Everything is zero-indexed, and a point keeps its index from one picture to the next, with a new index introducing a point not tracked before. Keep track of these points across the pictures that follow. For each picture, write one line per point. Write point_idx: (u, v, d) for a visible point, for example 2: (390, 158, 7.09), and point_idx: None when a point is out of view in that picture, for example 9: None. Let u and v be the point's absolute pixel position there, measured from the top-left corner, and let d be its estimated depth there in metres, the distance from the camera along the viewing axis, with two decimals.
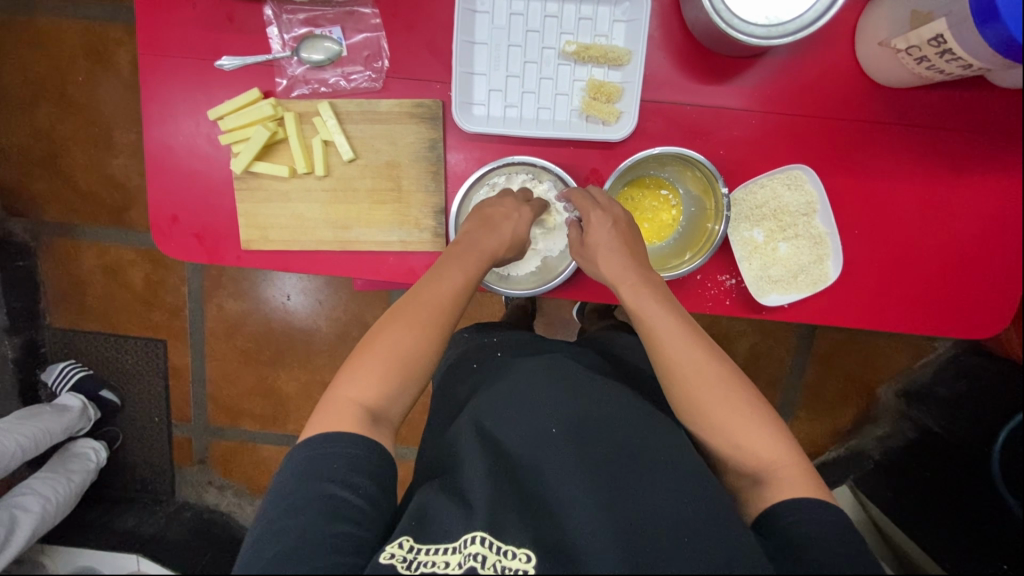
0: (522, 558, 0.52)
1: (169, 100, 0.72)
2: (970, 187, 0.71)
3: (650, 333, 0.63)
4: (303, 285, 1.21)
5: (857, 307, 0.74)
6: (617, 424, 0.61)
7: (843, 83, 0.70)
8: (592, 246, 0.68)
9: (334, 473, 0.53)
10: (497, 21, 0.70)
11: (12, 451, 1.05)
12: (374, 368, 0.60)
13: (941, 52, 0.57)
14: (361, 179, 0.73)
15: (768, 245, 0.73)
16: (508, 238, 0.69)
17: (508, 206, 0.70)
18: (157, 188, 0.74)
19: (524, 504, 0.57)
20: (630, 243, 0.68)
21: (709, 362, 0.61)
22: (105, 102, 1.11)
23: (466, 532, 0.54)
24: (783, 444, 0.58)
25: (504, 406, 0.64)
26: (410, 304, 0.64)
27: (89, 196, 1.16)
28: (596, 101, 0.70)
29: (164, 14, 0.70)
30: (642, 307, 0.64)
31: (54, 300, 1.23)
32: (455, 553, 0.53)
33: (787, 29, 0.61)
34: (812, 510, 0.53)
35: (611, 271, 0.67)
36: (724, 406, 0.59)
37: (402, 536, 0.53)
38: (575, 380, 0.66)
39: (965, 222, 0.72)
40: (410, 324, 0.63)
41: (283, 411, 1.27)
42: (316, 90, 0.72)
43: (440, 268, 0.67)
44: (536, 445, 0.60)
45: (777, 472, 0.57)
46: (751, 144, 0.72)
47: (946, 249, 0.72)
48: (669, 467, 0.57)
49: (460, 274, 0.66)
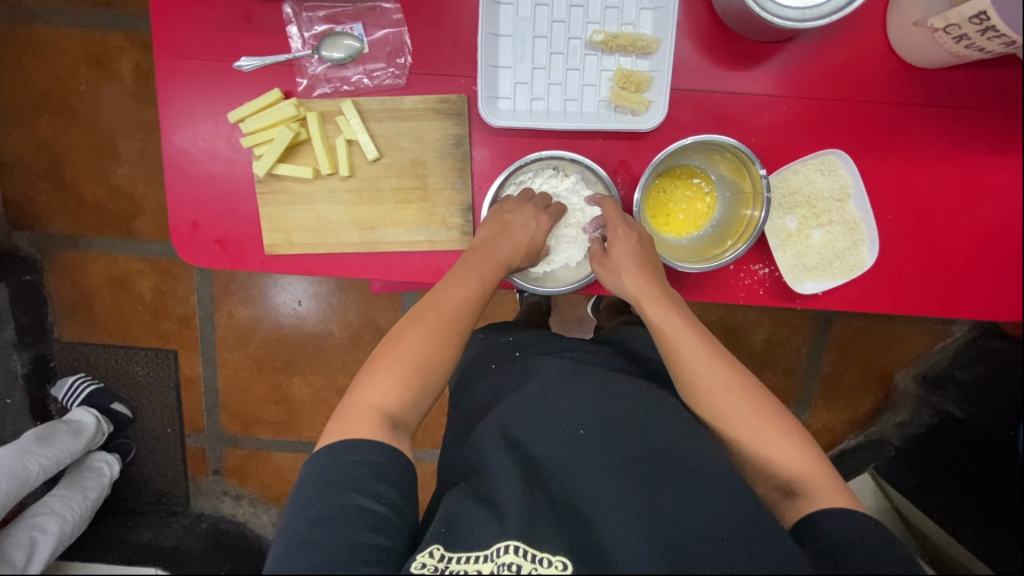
0: (558, 566, 0.50)
1: (187, 105, 0.71)
2: (999, 173, 0.70)
3: (669, 349, 0.63)
4: (314, 290, 1.19)
5: (876, 296, 0.73)
6: (646, 424, 0.58)
7: (875, 64, 0.69)
8: (614, 259, 0.67)
9: (359, 481, 0.51)
10: (522, 12, 0.68)
11: (35, 474, 1.05)
12: (396, 369, 0.60)
13: (982, 30, 0.56)
14: (385, 179, 0.72)
15: (801, 233, 0.72)
16: (524, 243, 0.68)
17: (524, 213, 0.69)
18: (176, 194, 0.72)
19: (559, 511, 0.55)
20: (648, 261, 0.67)
21: (733, 377, 0.61)
22: (108, 111, 1.09)
23: (500, 541, 0.52)
24: (811, 458, 0.57)
25: (529, 408, 0.61)
26: (431, 309, 0.63)
27: (96, 208, 1.14)
28: (625, 91, 0.69)
29: (177, 14, 0.68)
30: (665, 323, 0.64)
31: (61, 313, 1.21)
32: (487, 562, 0.51)
33: (823, 11, 0.60)
34: (847, 519, 0.52)
35: (633, 285, 0.66)
36: (743, 415, 0.59)
37: (432, 544, 0.52)
38: (601, 378, 0.63)
39: (994, 209, 0.71)
40: (424, 331, 0.62)
41: (297, 418, 1.25)
42: (338, 88, 0.71)
43: (460, 271, 0.66)
44: (563, 447, 0.58)
45: (809, 483, 0.56)
46: (784, 130, 0.71)
47: (975, 236, 0.72)
48: (701, 467, 0.54)
49: (477, 279, 0.65)
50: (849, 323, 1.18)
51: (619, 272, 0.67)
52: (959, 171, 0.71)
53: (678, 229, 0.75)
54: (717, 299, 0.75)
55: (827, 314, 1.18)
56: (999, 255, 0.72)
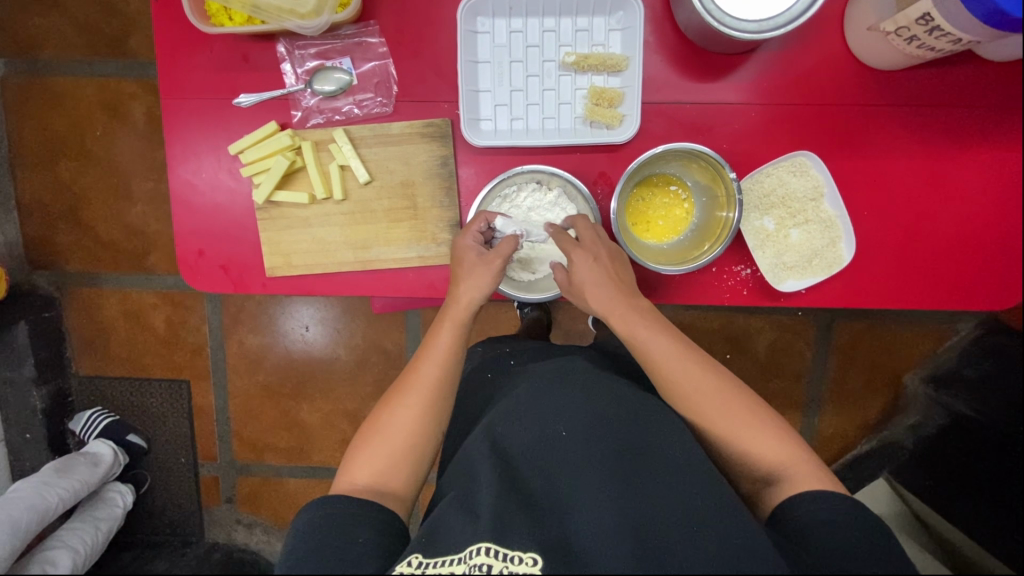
0: (528, 562, 0.52)
1: (192, 141, 0.76)
2: (969, 168, 0.73)
3: (645, 357, 0.66)
4: (320, 316, 1.23)
5: (853, 294, 0.75)
6: (624, 424, 0.61)
7: (837, 69, 0.72)
8: (579, 283, 0.68)
9: (336, 527, 0.56)
10: (499, 40, 0.73)
11: (52, 506, 1.09)
12: (382, 446, 0.65)
13: (929, 30, 0.60)
14: (377, 201, 0.76)
15: (780, 233, 0.75)
16: (476, 281, 0.69)
17: (470, 257, 0.69)
18: (182, 225, 0.77)
19: (530, 510, 0.57)
20: (611, 277, 0.68)
21: (705, 380, 0.64)
22: (122, 154, 1.16)
23: (472, 543, 0.54)
24: (793, 448, 0.62)
25: (513, 413, 0.63)
26: (410, 380, 0.69)
27: (111, 245, 1.20)
28: (599, 107, 0.73)
29: (181, 59, 0.74)
30: (637, 335, 0.66)
31: (79, 348, 1.26)
32: (460, 564, 0.53)
33: (778, 22, 0.63)
34: (821, 503, 0.56)
35: (600, 303, 0.67)
36: (724, 417, 0.63)
37: (411, 554, 0.54)
38: (584, 381, 0.65)
39: (965, 202, 0.73)
40: (410, 403, 0.67)
41: (307, 443, 1.28)
42: (330, 118, 0.76)
43: (435, 328, 0.70)
44: (545, 447, 0.61)
45: (790, 471, 0.60)
46: (754, 135, 0.74)
47: (950, 230, 0.74)
48: (675, 461, 0.58)
49: (444, 336, 0.70)
50: (851, 326, 1.18)
51: (585, 293, 0.68)
52: (928, 167, 0.73)
53: (658, 235, 0.77)
54: (701, 301, 0.77)
55: (827, 318, 1.18)
56: (973, 249, 0.74)
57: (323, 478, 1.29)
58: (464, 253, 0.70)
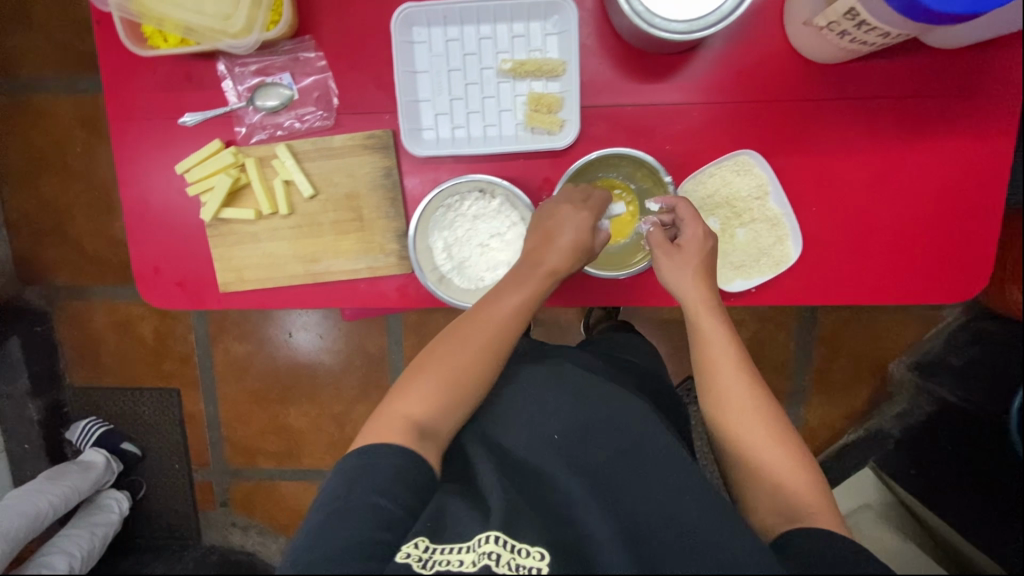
0: (537, 556, 0.51)
1: (143, 160, 0.77)
2: (971, 168, 0.71)
3: (704, 344, 0.67)
4: (304, 321, 1.24)
5: (806, 291, 0.74)
6: (614, 429, 0.62)
7: (779, 64, 0.71)
8: (685, 257, 0.67)
9: (377, 481, 0.52)
10: (435, 49, 0.73)
11: (44, 512, 1.11)
12: (433, 382, 0.61)
13: (857, 24, 0.59)
14: (324, 214, 0.76)
15: (725, 233, 0.76)
16: (566, 245, 0.66)
17: (569, 215, 0.68)
18: (139, 243, 0.78)
19: (539, 509, 0.56)
20: (705, 266, 0.68)
21: (742, 377, 0.65)
22: (102, 169, 1.18)
23: (482, 531, 0.52)
24: (801, 469, 0.60)
25: (505, 417, 0.64)
26: (476, 325, 0.65)
27: (96, 259, 1.22)
28: (538, 113, 0.73)
29: (128, 80, 0.75)
30: (706, 323, 0.67)
31: (71, 360, 1.29)
32: (469, 552, 0.51)
33: (708, 21, 0.62)
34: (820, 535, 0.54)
35: (689, 290, 0.67)
36: (739, 420, 0.63)
37: (417, 536, 0.52)
38: (579, 386, 0.66)
39: (962, 202, 0.71)
40: (476, 344, 0.64)
41: (297, 446, 1.30)
42: (274, 134, 0.76)
43: (506, 286, 0.67)
44: (537, 449, 0.61)
45: (799, 494, 0.58)
46: (697, 135, 0.73)
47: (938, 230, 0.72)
48: (663, 468, 0.59)
49: (519, 292, 0.66)
50: (834, 315, 1.16)
51: (686, 270, 0.67)
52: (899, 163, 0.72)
53: None
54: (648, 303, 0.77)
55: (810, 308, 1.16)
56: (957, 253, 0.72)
57: (315, 480, 1.31)
58: (553, 210, 0.69)
